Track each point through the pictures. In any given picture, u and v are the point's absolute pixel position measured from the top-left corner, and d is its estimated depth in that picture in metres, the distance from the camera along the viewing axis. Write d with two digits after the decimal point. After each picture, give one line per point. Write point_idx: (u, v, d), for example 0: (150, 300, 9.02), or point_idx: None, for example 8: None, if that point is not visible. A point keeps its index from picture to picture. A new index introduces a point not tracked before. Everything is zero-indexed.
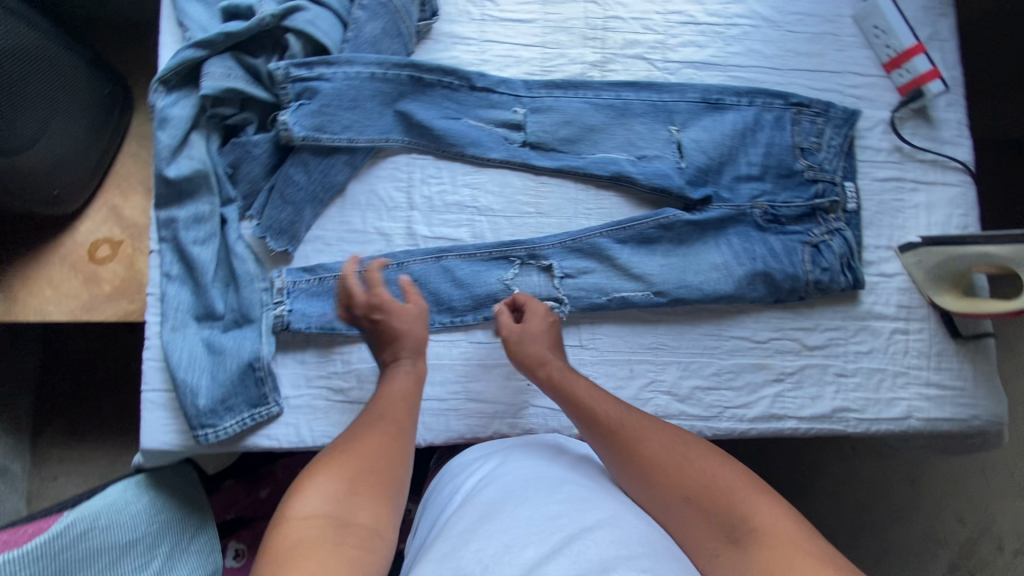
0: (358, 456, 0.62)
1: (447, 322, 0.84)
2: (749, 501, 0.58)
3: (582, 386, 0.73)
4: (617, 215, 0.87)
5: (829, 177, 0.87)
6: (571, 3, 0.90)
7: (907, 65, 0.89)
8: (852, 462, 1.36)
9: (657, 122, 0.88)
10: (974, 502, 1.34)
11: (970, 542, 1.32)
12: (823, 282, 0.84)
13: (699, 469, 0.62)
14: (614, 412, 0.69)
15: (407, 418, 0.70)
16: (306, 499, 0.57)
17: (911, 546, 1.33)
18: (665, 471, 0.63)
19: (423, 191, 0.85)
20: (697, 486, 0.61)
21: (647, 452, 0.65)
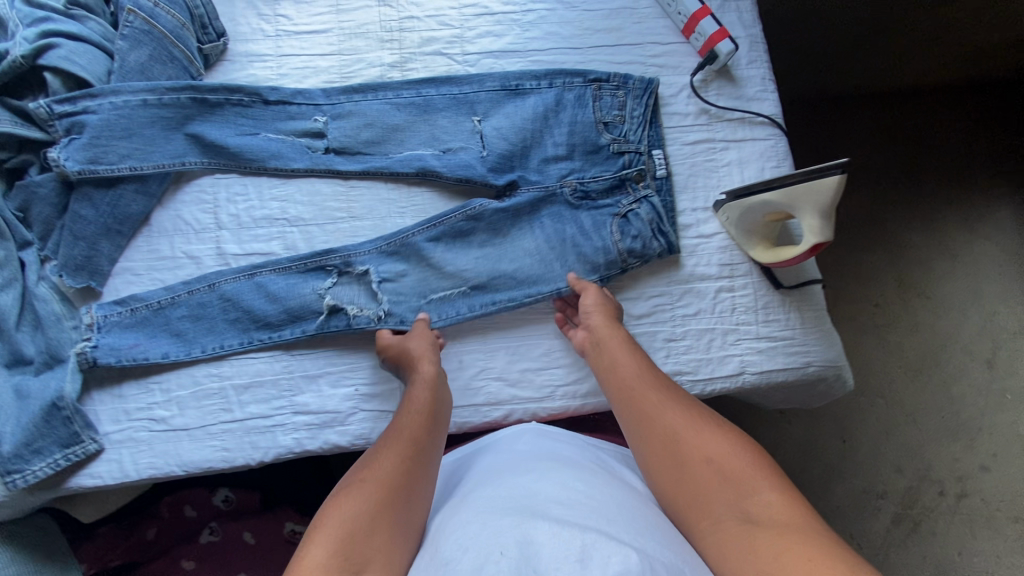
0: (375, 481, 0.63)
1: (265, 339, 0.83)
2: (761, 483, 0.61)
3: (625, 368, 0.77)
4: (430, 210, 0.87)
5: (634, 147, 0.89)
6: (366, 9, 0.91)
7: (698, 28, 0.90)
8: (783, 427, 1.51)
9: (460, 114, 0.89)
10: (907, 450, 1.50)
11: (910, 491, 1.47)
12: (637, 253, 0.86)
13: (720, 442, 0.66)
14: (649, 379, 0.75)
15: (427, 427, 0.71)
16: (317, 530, 0.57)
17: (854, 501, 1.46)
18: (691, 440, 0.67)
19: (229, 210, 0.85)
20: (714, 455, 0.65)
21: (674, 424, 0.69)
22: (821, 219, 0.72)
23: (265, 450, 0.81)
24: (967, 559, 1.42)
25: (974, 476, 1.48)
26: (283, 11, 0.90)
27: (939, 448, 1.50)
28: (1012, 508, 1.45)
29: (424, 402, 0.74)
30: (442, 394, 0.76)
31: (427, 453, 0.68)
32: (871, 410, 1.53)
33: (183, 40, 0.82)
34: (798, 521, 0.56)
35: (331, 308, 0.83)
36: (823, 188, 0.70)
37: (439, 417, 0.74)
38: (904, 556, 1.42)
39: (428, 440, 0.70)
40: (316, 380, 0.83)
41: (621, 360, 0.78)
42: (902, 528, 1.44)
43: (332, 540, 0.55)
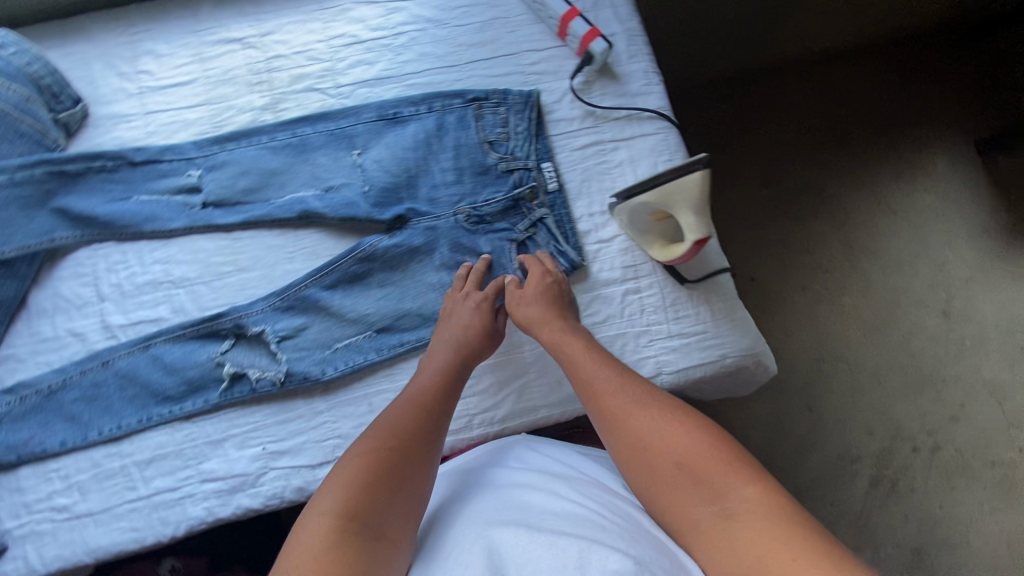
0: (386, 453, 0.63)
1: (166, 413, 0.80)
2: (741, 479, 0.56)
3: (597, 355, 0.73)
4: (321, 252, 0.85)
5: (522, 164, 0.87)
6: (230, 54, 0.89)
7: (569, 31, 0.89)
8: (749, 405, 1.49)
9: (339, 150, 0.86)
10: (877, 411, 1.48)
11: (884, 452, 1.45)
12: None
13: (686, 437, 0.61)
14: (612, 376, 0.70)
15: (442, 399, 0.72)
16: (322, 501, 0.58)
17: (831, 467, 1.45)
18: (657, 440, 0.62)
19: (111, 280, 0.82)
20: (687, 453, 0.60)
21: (639, 423, 0.64)
22: (693, 215, 0.72)
23: (176, 524, 0.78)
24: (948, 512, 1.41)
25: (944, 427, 1.47)
26: (144, 67, 0.88)
27: (907, 405, 1.48)
28: (986, 453, 1.45)
29: (443, 374, 0.74)
30: (463, 367, 0.76)
31: (438, 432, 0.69)
32: (836, 376, 1.51)
33: (32, 114, 0.79)
34: (774, 519, 0.52)
35: (231, 375, 0.80)
36: (688, 184, 0.70)
37: (453, 390, 0.74)
38: (885, 518, 1.41)
39: (440, 418, 0.70)
40: (222, 444, 0.80)
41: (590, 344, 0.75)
42: (880, 489, 1.43)
43: (337, 513, 0.57)
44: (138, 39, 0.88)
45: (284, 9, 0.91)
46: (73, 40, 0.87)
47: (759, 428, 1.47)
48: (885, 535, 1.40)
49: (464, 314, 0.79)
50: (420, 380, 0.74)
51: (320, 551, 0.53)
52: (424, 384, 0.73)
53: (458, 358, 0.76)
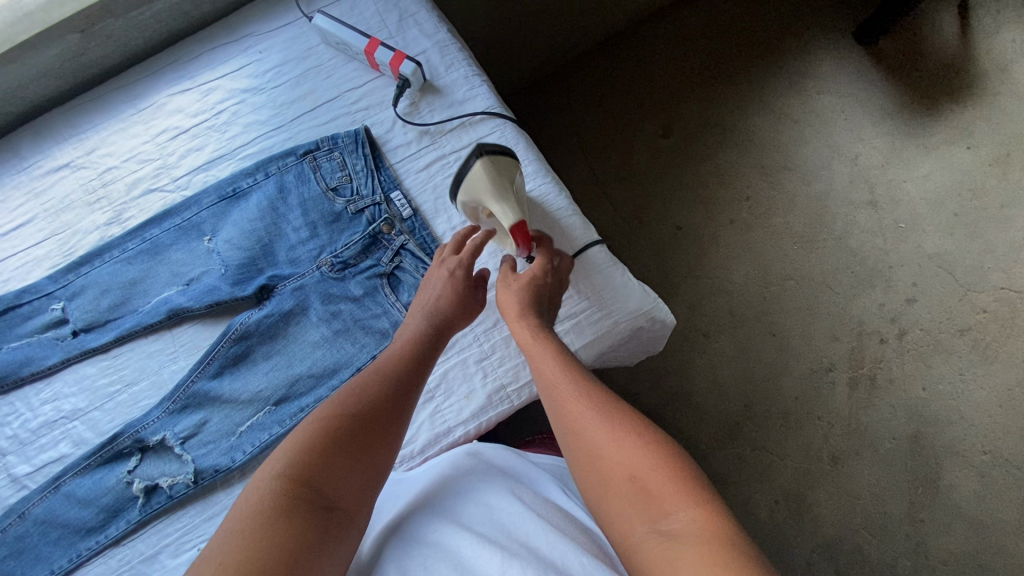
0: (349, 421, 0.66)
1: (92, 545, 0.80)
2: (683, 501, 0.55)
3: (563, 363, 0.73)
4: (202, 344, 0.85)
5: (370, 200, 0.88)
6: (62, 180, 0.89)
7: (377, 61, 0.90)
8: (711, 348, 1.48)
9: (191, 241, 0.87)
10: (835, 315, 1.48)
11: (854, 351, 1.45)
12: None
13: (639, 455, 0.60)
14: (584, 376, 0.71)
15: (411, 375, 0.74)
16: (281, 457, 0.63)
17: (806, 382, 1.44)
18: (610, 459, 0.61)
19: (6, 432, 0.83)
20: (639, 464, 0.59)
21: (597, 441, 0.63)
22: (501, 203, 0.79)
23: None
24: (934, 391, 1.41)
25: (905, 312, 1.47)
26: None
27: (861, 301, 1.48)
28: (953, 323, 1.45)
29: (411, 342, 0.77)
30: (435, 336, 0.78)
31: (400, 407, 0.71)
32: (784, 294, 1.50)
33: None
34: (706, 539, 0.50)
35: (145, 489, 0.80)
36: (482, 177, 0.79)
37: (423, 360, 0.76)
38: (875, 415, 1.40)
39: (406, 392, 0.72)
40: (156, 558, 0.80)
41: (557, 345, 0.75)
42: (862, 389, 1.42)
43: (292, 470, 0.61)
44: None
45: (103, 122, 0.91)
46: None
47: (726, 366, 1.46)
48: (880, 431, 1.39)
49: (435, 282, 0.81)
50: (394, 352, 0.76)
51: (270, 505, 0.58)
52: (394, 354, 0.75)
53: (430, 324, 0.78)
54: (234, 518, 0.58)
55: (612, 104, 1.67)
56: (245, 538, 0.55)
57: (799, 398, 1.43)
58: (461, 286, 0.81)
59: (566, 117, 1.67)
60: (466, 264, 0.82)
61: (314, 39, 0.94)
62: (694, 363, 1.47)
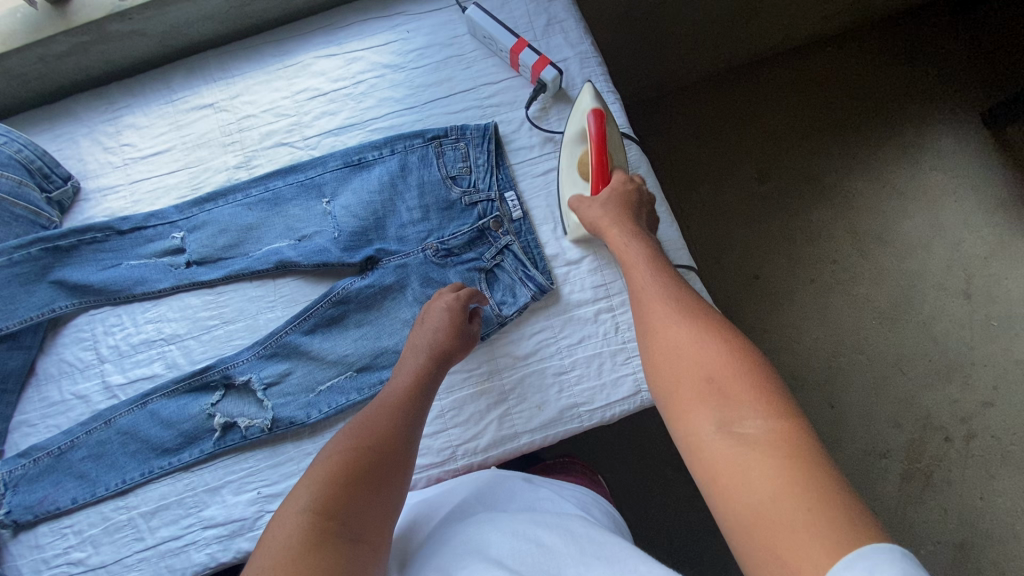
0: (365, 452, 0.63)
1: (165, 465, 0.84)
2: (763, 405, 0.49)
3: (646, 267, 0.68)
4: (300, 299, 0.88)
5: (485, 195, 0.89)
6: (203, 118, 0.94)
7: (520, 61, 0.90)
8: None
9: (310, 200, 0.90)
10: (903, 402, 1.41)
11: (914, 443, 1.38)
12: (511, 303, 0.87)
13: (715, 357, 0.54)
14: (663, 281, 0.65)
15: (417, 402, 0.72)
16: (301, 496, 0.58)
17: (858, 464, 1.38)
18: (681, 354, 0.56)
19: (108, 342, 0.88)
20: (718, 364, 0.53)
21: (671, 334, 0.58)
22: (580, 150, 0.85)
23: (183, 570, 0.82)
24: (991, 503, 1.34)
25: (977, 414, 1.40)
26: (126, 139, 0.93)
27: (933, 393, 1.41)
28: None
29: (417, 373, 0.74)
30: (439, 364, 0.76)
31: (411, 429, 0.69)
32: (854, 368, 1.44)
33: (25, 197, 0.84)
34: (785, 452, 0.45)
35: (223, 424, 0.84)
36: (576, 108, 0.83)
37: (429, 389, 0.74)
38: (923, 514, 1.34)
39: (415, 418, 0.71)
40: (219, 491, 0.84)
41: (644, 250, 0.71)
42: (914, 484, 1.36)
43: (318, 506, 0.56)
44: (119, 113, 0.94)
45: (250, 71, 0.96)
46: (61, 122, 0.93)
47: None
48: (925, 532, 1.33)
49: (436, 317, 0.78)
50: (395, 384, 0.74)
51: (297, 546, 0.53)
52: (399, 388, 0.73)
53: (431, 358, 0.76)
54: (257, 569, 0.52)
55: (716, 140, 1.62)
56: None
57: (848, 480, 1.37)
58: (459, 319, 0.79)
59: (667, 143, 1.63)
60: (467, 302, 0.81)
61: (461, 28, 0.96)
62: None
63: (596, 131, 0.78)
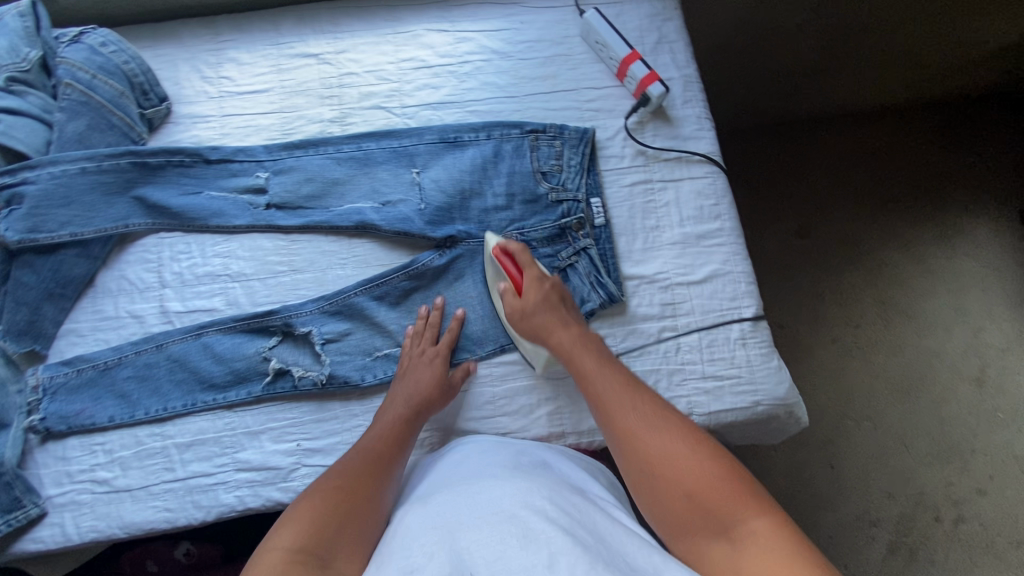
0: (339, 497, 0.65)
1: (209, 400, 0.83)
2: (748, 509, 0.58)
3: (606, 376, 0.75)
4: (372, 262, 0.89)
5: (572, 195, 0.90)
6: (306, 67, 0.94)
7: (629, 72, 0.92)
8: (768, 453, 1.44)
9: (400, 167, 0.91)
10: (900, 477, 1.42)
11: (904, 517, 1.39)
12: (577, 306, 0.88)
13: (703, 472, 0.61)
14: (623, 402, 0.71)
15: (397, 445, 0.75)
16: (283, 536, 0.60)
17: (848, 528, 1.39)
18: (669, 468, 0.63)
19: (173, 268, 0.87)
20: (695, 483, 0.61)
21: (659, 451, 0.65)
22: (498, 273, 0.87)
23: (208, 509, 0.81)
24: None
25: (970, 499, 1.40)
26: (226, 73, 0.93)
27: (931, 472, 1.42)
28: (1013, 532, 1.38)
29: (400, 415, 0.78)
30: (418, 413, 0.79)
31: (390, 469, 0.71)
32: (859, 434, 1.45)
33: (122, 108, 0.85)
34: (793, 549, 0.53)
35: (276, 370, 0.84)
36: (487, 258, 0.88)
37: (411, 429, 0.78)
38: None
39: (396, 457, 0.73)
40: (258, 436, 0.83)
41: (592, 357, 0.78)
42: (898, 557, 1.37)
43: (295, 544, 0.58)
44: (223, 46, 0.94)
45: (361, 30, 0.96)
46: (165, 44, 0.94)
47: (780, 477, 1.42)
48: None
49: (418, 364, 0.83)
50: (376, 430, 0.76)
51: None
52: (380, 431, 0.76)
53: (411, 404, 0.79)
54: None
55: (771, 182, 1.61)
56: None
57: (837, 542, 1.38)
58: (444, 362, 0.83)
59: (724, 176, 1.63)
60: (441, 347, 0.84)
61: (573, 29, 0.97)
62: (749, 462, 1.43)
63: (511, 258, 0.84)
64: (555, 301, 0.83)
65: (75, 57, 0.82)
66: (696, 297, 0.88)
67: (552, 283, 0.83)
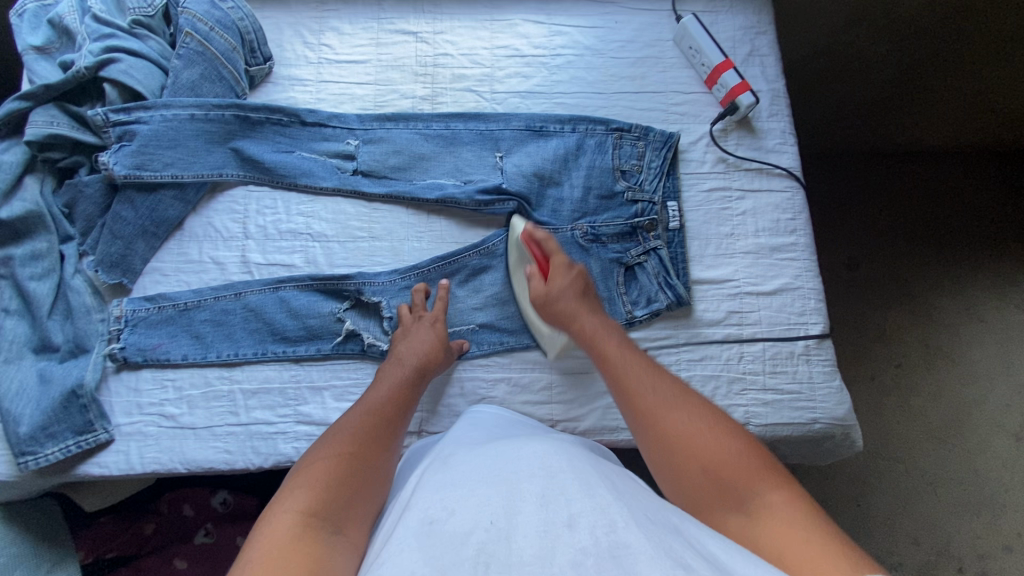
0: (350, 460, 0.63)
1: (279, 352, 0.86)
2: (766, 483, 0.57)
3: (625, 356, 0.74)
4: (447, 239, 0.91)
5: (648, 197, 0.91)
6: (403, 44, 0.97)
7: (720, 80, 0.93)
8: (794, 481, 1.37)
9: (484, 150, 0.93)
10: (926, 522, 1.31)
11: (929, 566, 1.28)
12: (643, 305, 0.88)
13: (724, 450, 0.60)
14: (644, 378, 0.70)
15: (402, 408, 0.73)
16: (296, 498, 0.57)
17: None
18: (688, 440, 0.62)
19: (258, 221, 0.89)
20: (715, 457, 0.60)
21: (677, 425, 0.64)
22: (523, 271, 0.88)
23: (266, 457, 0.83)
24: None
25: (996, 555, 1.28)
26: (326, 41, 0.96)
27: (959, 522, 1.30)
28: None
29: (404, 380, 0.76)
30: (422, 376, 0.78)
31: (394, 429, 0.70)
32: (888, 475, 1.34)
33: (233, 62, 0.89)
34: (813, 527, 0.52)
35: (347, 331, 0.86)
36: (511, 243, 0.89)
37: (415, 393, 0.76)
38: None
39: (399, 418, 0.71)
40: (321, 392, 0.85)
41: (614, 338, 0.77)
42: None
43: (306, 508, 0.56)
44: (326, 15, 0.97)
45: (459, 14, 0.99)
46: (274, 7, 0.97)
47: None
48: None
49: (421, 331, 0.82)
50: (377, 392, 0.74)
51: (289, 544, 0.52)
52: (384, 394, 0.73)
53: (417, 370, 0.77)
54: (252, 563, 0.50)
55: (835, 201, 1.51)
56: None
57: None
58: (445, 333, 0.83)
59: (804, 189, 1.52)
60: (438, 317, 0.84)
61: (667, 33, 0.98)
62: None
63: (534, 245, 0.85)
64: (581, 290, 0.82)
65: (196, 8, 0.87)
66: (764, 308, 0.88)
67: (579, 272, 0.83)
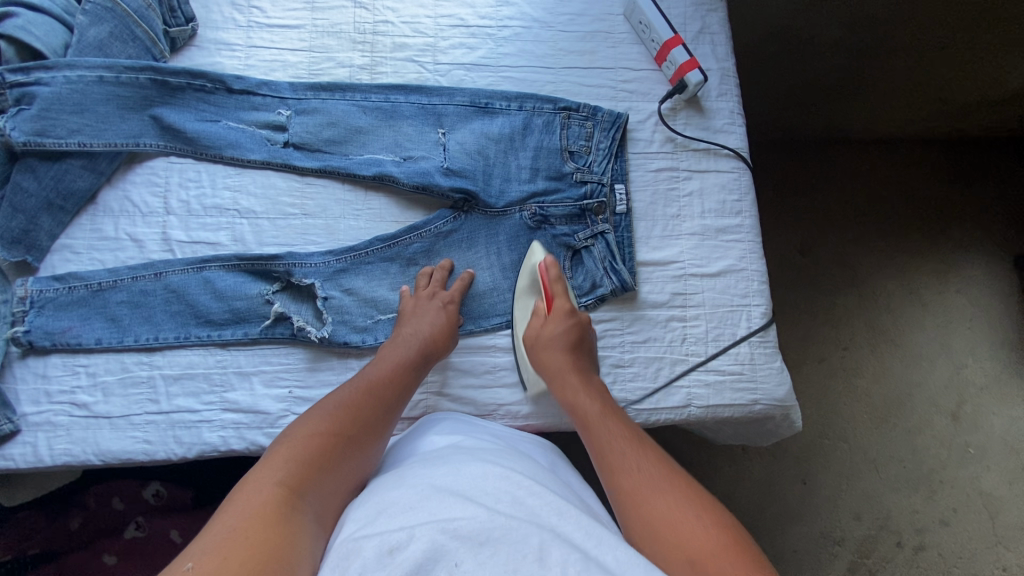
0: (339, 438, 0.61)
1: (203, 336, 0.80)
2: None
3: (606, 427, 0.68)
4: (386, 216, 0.87)
5: (597, 178, 0.88)
6: (341, 9, 0.91)
7: (669, 56, 0.90)
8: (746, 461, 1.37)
9: (426, 124, 0.89)
10: (867, 498, 1.35)
11: (868, 540, 1.32)
12: (589, 290, 0.86)
13: (706, 532, 0.53)
14: (629, 450, 0.64)
15: (396, 393, 0.72)
16: (277, 467, 0.55)
17: (806, 550, 1.31)
18: (670, 526, 0.54)
19: (180, 195, 0.83)
20: (699, 544, 0.52)
21: (658, 503, 0.57)
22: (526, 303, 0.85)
23: (188, 446, 0.78)
24: None
25: (932, 528, 1.33)
26: (257, 3, 0.90)
27: (898, 498, 1.35)
28: (970, 565, 1.31)
29: (401, 362, 0.75)
30: (420, 364, 0.76)
31: (385, 418, 0.68)
32: (833, 455, 1.37)
33: (147, 21, 0.83)
34: None
35: (276, 314, 0.82)
36: (524, 270, 0.85)
37: (409, 385, 0.74)
38: None
39: (391, 405, 0.70)
40: (249, 378, 0.80)
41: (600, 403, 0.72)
42: None
43: (293, 478, 0.55)
44: None
45: None
46: None
47: (749, 485, 1.34)
48: None
49: (429, 313, 0.80)
50: (375, 370, 0.73)
51: (268, 512, 0.50)
52: (381, 372, 0.73)
53: (415, 356, 0.76)
54: (220, 530, 0.48)
55: (787, 183, 1.52)
56: (242, 549, 0.46)
57: (796, 561, 1.30)
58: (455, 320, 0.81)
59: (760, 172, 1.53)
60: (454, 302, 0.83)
61: (617, 8, 0.95)
62: (726, 468, 1.34)
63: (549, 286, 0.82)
64: (572, 343, 0.78)
65: None
66: (708, 290, 0.88)
67: (578, 322, 0.80)
